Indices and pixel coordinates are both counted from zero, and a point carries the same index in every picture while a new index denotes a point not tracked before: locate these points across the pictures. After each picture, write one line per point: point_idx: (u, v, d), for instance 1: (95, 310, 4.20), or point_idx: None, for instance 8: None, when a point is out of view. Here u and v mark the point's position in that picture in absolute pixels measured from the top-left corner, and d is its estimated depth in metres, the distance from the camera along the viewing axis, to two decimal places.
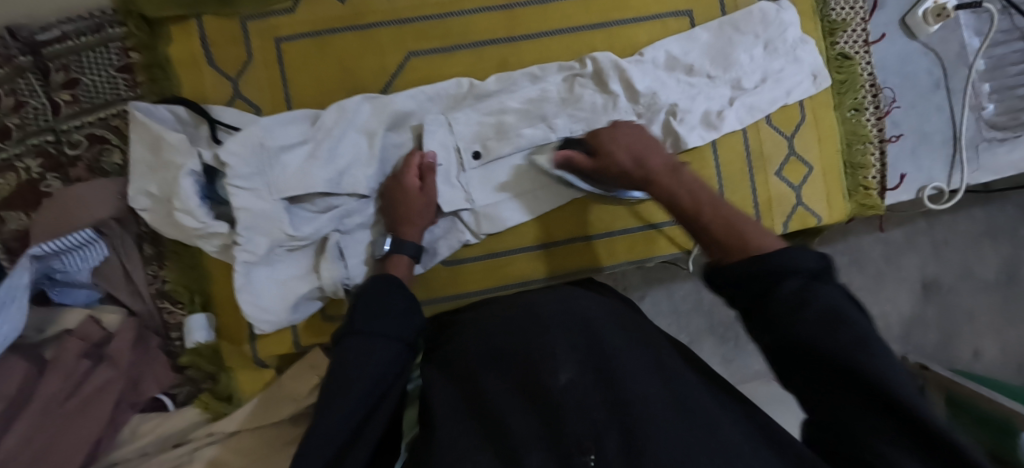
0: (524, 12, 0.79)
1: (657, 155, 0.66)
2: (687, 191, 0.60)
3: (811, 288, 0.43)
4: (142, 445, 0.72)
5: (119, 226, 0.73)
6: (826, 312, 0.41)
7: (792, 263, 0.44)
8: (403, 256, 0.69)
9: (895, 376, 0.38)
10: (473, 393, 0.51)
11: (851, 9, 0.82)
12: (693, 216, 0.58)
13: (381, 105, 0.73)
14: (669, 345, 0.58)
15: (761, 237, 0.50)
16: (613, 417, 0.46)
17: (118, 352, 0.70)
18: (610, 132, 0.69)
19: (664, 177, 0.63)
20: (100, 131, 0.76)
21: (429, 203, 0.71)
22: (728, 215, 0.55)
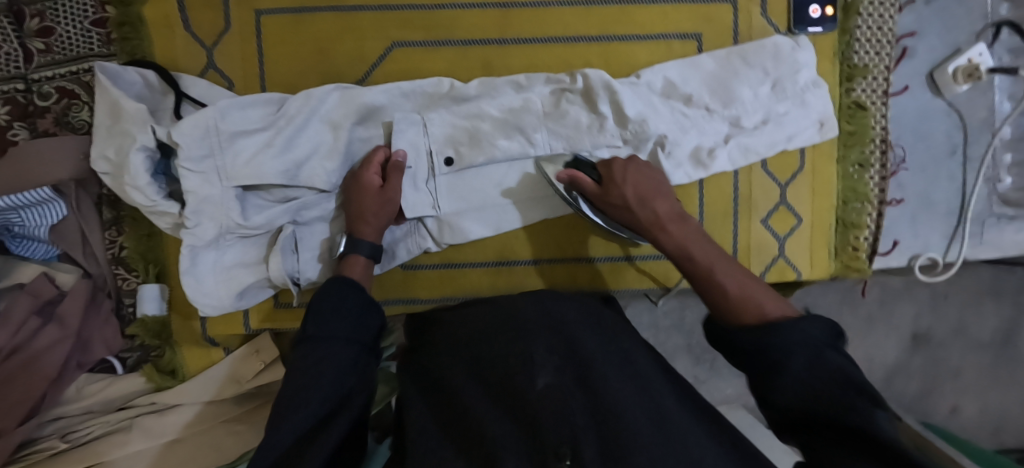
0: (519, 15, 0.75)
1: (667, 199, 0.66)
2: (695, 245, 0.61)
3: (816, 356, 0.44)
4: (87, 404, 0.74)
5: (78, 187, 0.73)
6: (837, 382, 0.42)
7: (802, 335, 0.45)
8: (361, 258, 0.64)
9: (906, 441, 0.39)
10: (457, 400, 0.52)
11: (876, 55, 0.76)
12: (704, 272, 0.59)
13: (350, 96, 0.70)
14: (642, 351, 0.60)
15: (777, 303, 0.53)
16: (595, 421, 0.47)
17: (70, 312, 0.71)
18: (623, 164, 0.67)
19: (674, 226, 0.63)
20: (71, 86, 0.74)
21: (388, 204, 0.67)
22: (736, 273, 0.57)
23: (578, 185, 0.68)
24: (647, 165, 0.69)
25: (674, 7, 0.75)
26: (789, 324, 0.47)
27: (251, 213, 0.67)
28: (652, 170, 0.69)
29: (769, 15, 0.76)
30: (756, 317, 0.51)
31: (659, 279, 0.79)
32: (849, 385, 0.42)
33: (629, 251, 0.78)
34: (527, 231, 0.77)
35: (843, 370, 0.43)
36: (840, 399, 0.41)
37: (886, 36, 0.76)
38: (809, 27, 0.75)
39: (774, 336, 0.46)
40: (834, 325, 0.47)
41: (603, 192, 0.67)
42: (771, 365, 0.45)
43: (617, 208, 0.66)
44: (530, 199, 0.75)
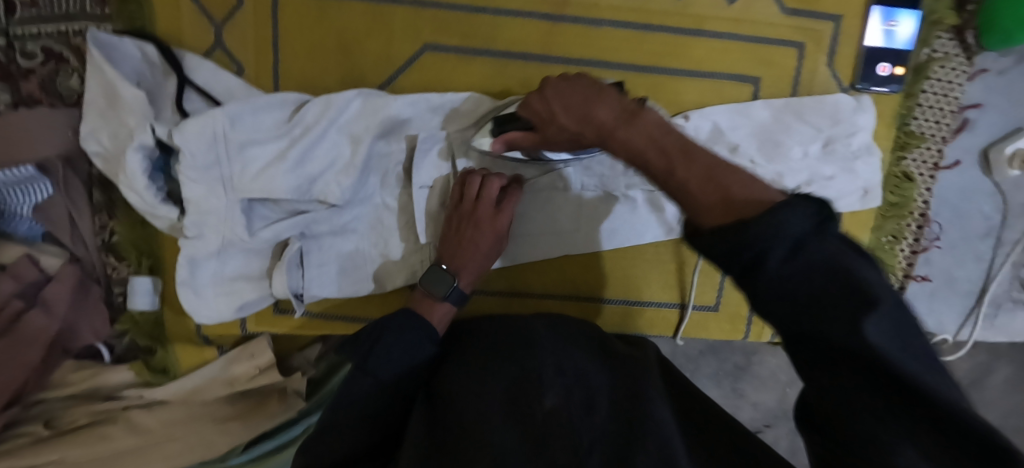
0: (567, 30, 0.67)
1: (608, 100, 0.50)
2: (654, 136, 0.44)
3: (805, 250, 0.32)
4: (72, 392, 0.72)
5: (68, 166, 0.66)
6: (824, 281, 0.31)
7: (776, 228, 0.32)
8: (447, 304, 0.61)
9: (914, 359, 0.30)
10: (452, 413, 0.47)
11: (935, 125, 0.72)
12: (661, 170, 0.43)
13: (375, 106, 0.64)
14: (657, 368, 0.56)
15: (755, 193, 0.36)
16: (606, 441, 0.44)
17: (54, 298, 0.67)
18: (540, 95, 0.55)
19: (622, 125, 0.47)
20: (58, 48, 0.65)
21: (494, 236, 0.63)
22: (699, 164, 0.41)
23: (518, 146, 0.61)
24: (578, 76, 0.54)
25: (736, 45, 0.69)
26: (765, 220, 0.32)
27: (257, 225, 0.62)
28: (591, 79, 0.53)
29: (835, 67, 0.71)
30: (731, 223, 0.35)
31: (670, 326, 0.77)
32: (841, 284, 0.31)
33: (645, 295, 0.75)
34: (542, 265, 0.74)
35: (832, 260, 0.31)
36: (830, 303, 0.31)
37: (950, 105, 0.72)
38: (874, 87, 0.70)
39: (754, 245, 0.32)
40: (830, 204, 0.33)
41: (543, 137, 0.58)
42: (750, 266, 0.33)
43: (568, 142, 0.56)
44: (549, 233, 0.70)
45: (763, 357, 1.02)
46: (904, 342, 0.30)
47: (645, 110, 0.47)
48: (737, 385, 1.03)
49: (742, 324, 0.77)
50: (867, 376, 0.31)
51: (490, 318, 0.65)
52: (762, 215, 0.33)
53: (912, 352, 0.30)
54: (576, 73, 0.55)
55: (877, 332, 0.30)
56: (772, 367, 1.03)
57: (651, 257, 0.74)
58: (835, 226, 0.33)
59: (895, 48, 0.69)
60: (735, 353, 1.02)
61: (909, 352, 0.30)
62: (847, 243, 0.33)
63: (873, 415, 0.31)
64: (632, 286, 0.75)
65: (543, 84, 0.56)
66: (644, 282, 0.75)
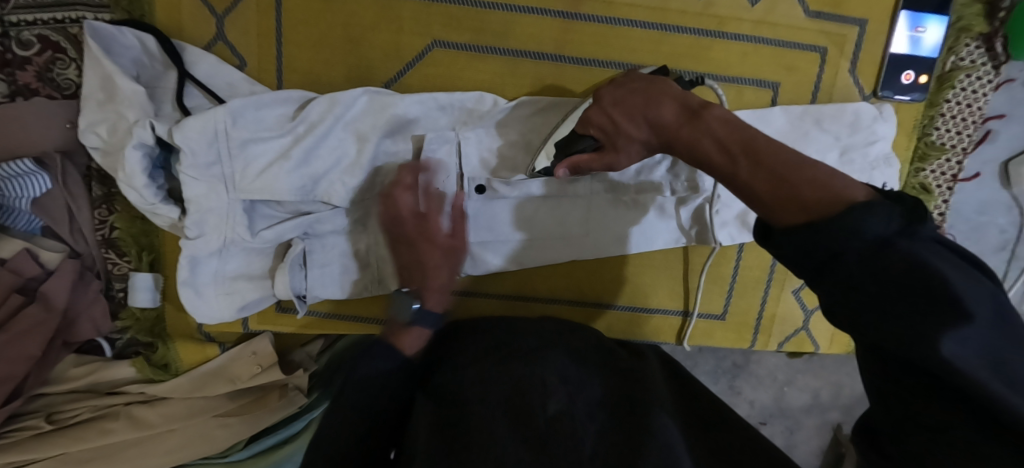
0: (582, 29, 0.65)
1: (670, 100, 0.49)
2: (716, 137, 0.44)
3: (890, 249, 0.32)
4: (73, 387, 0.71)
5: (66, 158, 0.65)
6: (903, 287, 0.31)
7: (856, 226, 0.32)
8: (418, 329, 0.51)
9: (999, 375, 0.29)
10: (462, 413, 0.46)
11: (957, 135, 0.70)
12: (727, 172, 0.43)
13: (381, 104, 0.62)
14: (659, 378, 0.55)
15: (829, 189, 0.36)
16: (607, 453, 0.42)
17: (54, 291, 0.66)
18: (599, 106, 0.53)
19: (684, 128, 0.46)
20: (55, 36, 0.63)
21: (453, 257, 0.57)
22: (772, 161, 0.40)
23: (585, 169, 0.55)
24: (633, 80, 0.53)
25: (756, 49, 0.66)
26: (843, 216, 0.33)
27: (259, 225, 0.61)
28: (645, 79, 0.53)
29: (857, 73, 0.68)
30: (800, 222, 0.36)
31: (675, 333, 0.76)
32: (920, 292, 0.31)
33: (652, 302, 0.74)
34: (549, 269, 0.73)
35: (919, 265, 0.31)
36: (912, 306, 0.31)
37: (973, 116, 0.69)
38: (896, 95, 0.68)
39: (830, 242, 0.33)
40: (914, 206, 0.33)
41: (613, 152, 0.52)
42: (824, 262, 0.34)
43: (640, 152, 0.51)
44: (557, 237, 0.69)
45: (762, 357, 1.02)
46: (993, 360, 0.29)
47: (712, 105, 0.46)
48: (735, 384, 1.03)
49: (748, 333, 0.77)
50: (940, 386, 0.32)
51: (493, 321, 0.63)
52: (837, 215, 0.34)
53: (993, 355, 0.30)
54: (625, 77, 0.54)
55: (955, 346, 0.29)
56: (770, 366, 1.02)
57: (659, 264, 0.73)
58: (927, 227, 0.33)
59: (922, 54, 0.67)
60: (733, 352, 1.02)
61: (994, 362, 0.30)
62: (940, 245, 0.33)
63: (937, 407, 0.32)
64: (639, 292, 0.74)
65: (598, 93, 0.55)
66: (651, 288, 0.74)
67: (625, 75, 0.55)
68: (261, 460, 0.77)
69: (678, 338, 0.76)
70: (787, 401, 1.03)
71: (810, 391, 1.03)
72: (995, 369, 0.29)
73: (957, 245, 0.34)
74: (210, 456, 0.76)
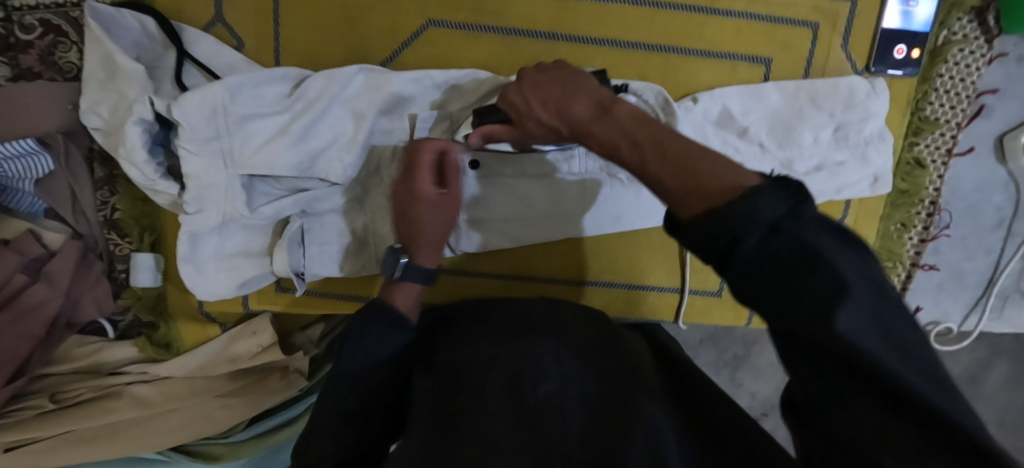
0: (576, 7, 0.66)
1: (585, 94, 0.47)
2: (628, 134, 0.41)
3: (780, 234, 0.30)
4: (77, 367, 0.73)
5: (68, 139, 0.66)
6: (801, 273, 0.29)
7: (749, 210, 0.30)
8: (409, 285, 0.52)
9: (893, 349, 0.28)
10: (455, 388, 0.47)
11: (951, 110, 0.70)
12: (634, 170, 0.40)
13: (378, 82, 0.63)
14: (647, 359, 0.54)
15: (722, 174, 0.34)
16: (596, 437, 0.42)
17: (58, 271, 0.67)
18: (518, 87, 0.53)
19: (598, 123, 0.44)
20: (56, 20, 0.64)
21: (446, 224, 0.57)
22: (673, 156, 0.37)
23: (497, 139, 0.57)
24: (553, 68, 0.53)
25: (749, 25, 0.67)
26: (738, 206, 0.30)
27: (258, 201, 0.62)
28: (568, 69, 0.52)
29: (849, 48, 0.69)
30: (699, 213, 0.33)
31: (671, 313, 0.77)
32: (810, 273, 0.29)
33: (648, 280, 0.75)
34: (547, 248, 0.73)
35: (806, 250, 0.29)
36: (812, 291, 0.29)
37: (968, 90, 0.70)
38: (889, 70, 0.68)
39: (733, 231, 0.30)
40: (803, 185, 0.31)
41: (523, 132, 0.54)
42: (725, 255, 0.32)
43: (549, 137, 0.52)
44: (554, 215, 0.69)
45: (762, 347, 1.02)
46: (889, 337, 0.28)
47: (621, 101, 0.45)
48: (736, 374, 1.03)
49: (746, 310, 0.77)
50: (837, 363, 0.29)
51: (492, 302, 0.62)
52: (729, 202, 0.31)
53: (891, 337, 0.28)
54: (551, 64, 0.54)
55: (848, 322, 0.27)
56: (771, 357, 1.02)
57: (656, 243, 0.74)
58: (811, 210, 0.31)
59: (913, 29, 0.67)
60: (734, 343, 1.02)
61: (894, 343, 0.28)
62: (826, 228, 0.32)
63: (855, 413, 0.29)
64: (635, 271, 0.74)
65: (522, 74, 0.54)
66: (647, 267, 0.74)
67: (554, 62, 0.54)
68: (262, 443, 0.77)
69: (675, 316, 0.77)
70: None
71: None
72: (899, 359, 0.27)
73: (838, 224, 0.33)
74: (211, 437, 0.76)
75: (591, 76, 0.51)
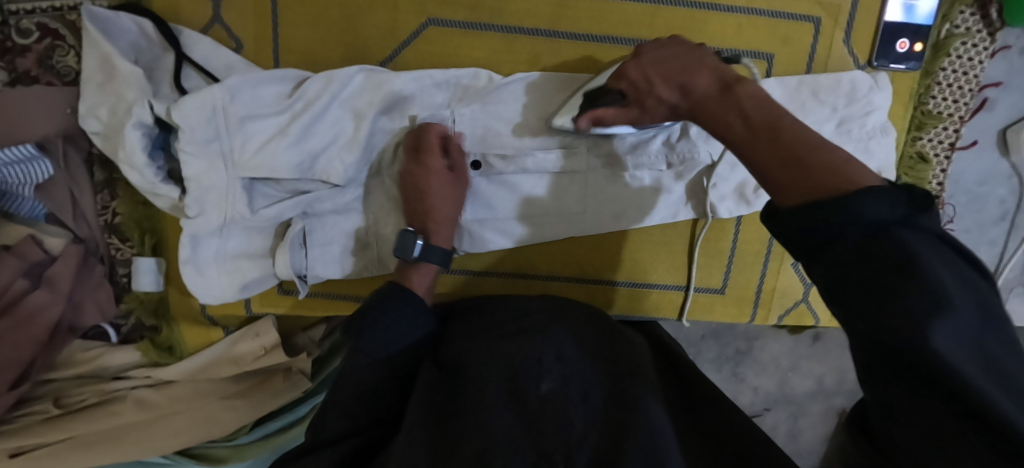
0: (576, 4, 0.65)
1: (706, 70, 0.49)
2: (740, 112, 0.44)
3: (886, 236, 0.32)
4: (80, 372, 0.73)
5: (67, 143, 0.65)
6: (900, 273, 0.31)
7: (861, 209, 0.33)
8: (425, 265, 0.60)
9: (977, 365, 0.28)
10: (458, 390, 0.46)
11: (954, 103, 0.70)
12: (742, 142, 0.43)
13: (376, 81, 0.63)
14: (651, 363, 0.54)
15: (842, 176, 0.36)
16: (597, 434, 0.41)
17: (59, 276, 0.67)
18: (637, 63, 0.54)
19: (710, 103, 0.47)
20: (53, 23, 0.63)
21: (456, 201, 0.64)
22: (794, 140, 0.40)
23: (607, 123, 0.56)
24: (675, 47, 0.54)
25: (750, 20, 0.67)
26: (842, 201, 0.33)
27: (259, 203, 0.61)
28: (685, 46, 0.54)
29: (852, 43, 0.68)
30: (806, 203, 0.36)
31: (673, 310, 0.77)
32: (910, 280, 0.30)
33: (650, 277, 0.75)
34: (549, 246, 0.73)
35: (907, 256, 0.31)
36: (907, 290, 0.30)
37: (970, 83, 0.69)
38: (892, 64, 0.68)
39: (829, 224, 0.34)
40: (926, 197, 0.33)
41: (638, 109, 0.54)
42: (819, 246, 0.35)
43: (665, 117, 0.52)
44: (556, 214, 0.69)
45: (765, 342, 1.01)
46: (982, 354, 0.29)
47: (747, 80, 0.46)
48: (738, 369, 1.02)
49: (748, 307, 0.77)
50: (913, 371, 0.29)
51: (495, 299, 0.62)
52: (841, 197, 0.34)
53: (977, 349, 0.29)
54: (671, 43, 0.55)
55: (945, 334, 0.28)
56: (773, 352, 1.02)
57: (659, 240, 0.74)
58: (931, 219, 0.33)
59: (916, 22, 0.66)
60: (736, 338, 1.01)
61: (981, 357, 0.29)
62: (939, 241, 0.33)
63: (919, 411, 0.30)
64: (636, 269, 0.74)
65: (638, 51, 0.56)
66: (649, 264, 0.74)
67: (668, 39, 0.56)
68: (266, 444, 0.77)
69: (677, 314, 0.77)
70: (790, 386, 1.03)
71: (814, 377, 1.02)
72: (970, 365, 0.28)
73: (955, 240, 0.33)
74: (216, 439, 0.76)
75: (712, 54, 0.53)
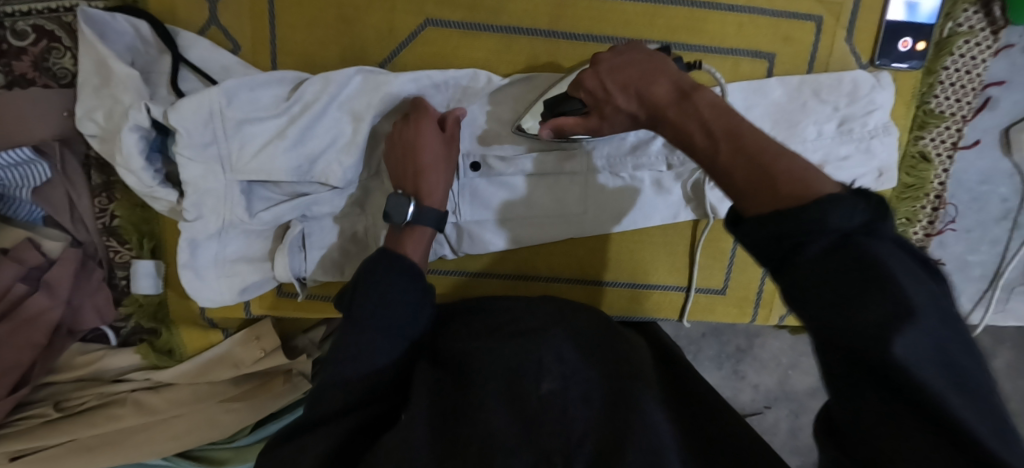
0: (576, 4, 0.65)
1: (664, 77, 0.48)
2: (703, 122, 0.43)
3: (848, 245, 0.31)
4: (79, 375, 0.72)
5: (64, 146, 0.65)
6: (865, 284, 0.30)
7: (823, 217, 0.32)
8: (418, 229, 0.58)
9: (945, 378, 0.28)
10: (461, 387, 0.46)
11: (956, 102, 0.70)
12: (706, 154, 0.42)
13: (375, 82, 0.62)
14: (647, 359, 0.54)
15: (797, 194, 0.34)
16: (598, 434, 0.41)
17: (57, 279, 0.66)
18: (594, 71, 0.53)
19: (672, 109, 0.45)
20: (49, 25, 0.63)
21: (449, 168, 0.61)
22: (754, 148, 0.39)
23: (569, 131, 0.56)
24: (632, 53, 0.53)
25: (751, 19, 0.66)
26: (806, 216, 0.32)
27: (258, 207, 0.61)
28: (642, 53, 0.53)
29: (854, 42, 0.68)
30: (765, 211, 0.36)
31: (676, 311, 0.76)
32: (877, 293, 0.30)
33: (651, 278, 0.74)
34: (549, 247, 0.73)
35: (873, 265, 0.30)
36: (873, 302, 0.29)
37: (973, 82, 0.69)
38: (893, 63, 0.67)
39: (795, 239, 0.33)
40: (880, 200, 0.33)
41: (598, 118, 0.53)
42: (781, 258, 0.34)
43: (626, 125, 0.52)
44: (556, 215, 0.69)
45: (766, 339, 1.01)
46: (946, 363, 0.28)
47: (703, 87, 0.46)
48: (739, 367, 1.02)
49: (750, 307, 0.77)
50: (887, 383, 0.29)
51: (495, 299, 0.62)
52: (807, 205, 0.33)
53: (945, 360, 0.28)
54: (624, 49, 0.54)
55: (907, 347, 0.28)
56: (773, 350, 1.02)
57: (660, 240, 0.73)
58: (888, 227, 0.33)
59: (918, 21, 0.66)
60: (736, 336, 1.01)
61: (949, 371, 0.28)
62: (900, 248, 0.33)
63: (888, 414, 0.30)
64: (638, 270, 0.74)
65: (596, 58, 0.55)
66: (651, 266, 0.74)
67: (625, 46, 0.55)
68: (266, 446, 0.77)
69: (680, 315, 0.76)
70: (791, 384, 1.03)
71: (814, 375, 1.02)
72: (942, 373, 0.28)
73: (920, 249, 0.33)
74: (217, 442, 0.76)
75: (670, 59, 0.52)
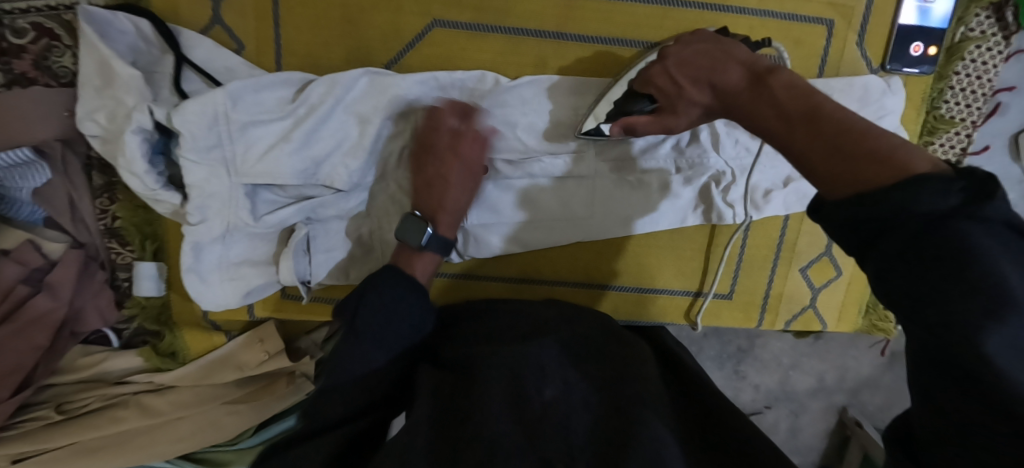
0: (585, 5, 0.64)
1: (735, 65, 0.50)
2: (778, 105, 0.44)
3: (943, 225, 0.29)
4: (82, 377, 0.72)
5: (65, 146, 0.64)
6: (955, 271, 0.28)
7: (925, 201, 0.30)
8: (429, 254, 0.59)
9: None
10: (463, 386, 0.45)
11: (967, 108, 0.69)
12: (782, 136, 0.43)
13: (382, 84, 0.61)
14: (648, 355, 0.53)
15: (890, 166, 0.33)
16: (597, 440, 0.41)
17: (60, 281, 0.66)
18: (663, 67, 0.56)
19: (744, 96, 0.47)
20: (49, 23, 0.62)
21: (464, 189, 0.61)
22: (834, 126, 0.39)
23: (638, 130, 0.56)
24: (700, 42, 0.55)
25: (761, 22, 0.65)
26: (898, 192, 0.31)
27: (261, 210, 0.60)
28: (712, 42, 0.54)
29: (865, 45, 0.67)
30: (846, 195, 0.35)
31: (681, 316, 0.76)
32: (969, 282, 0.28)
33: (658, 283, 0.74)
34: (555, 251, 0.72)
35: (959, 254, 0.28)
36: (966, 288, 0.28)
37: (983, 88, 0.68)
38: (904, 68, 0.67)
39: (869, 215, 0.32)
40: (987, 179, 0.29)
41: (667, 111, 0.55)
42: (864, 242, 0.33)
43: (696, 120, 0.54)
44: (563, 218, 0.68)
45: (767, 340, 1.01)
46: None
47: (776, 69, 0.47)
48: (740, 367, 1.02)
49: (756, 312, 0.77)
50: (962, 375, 0.28)
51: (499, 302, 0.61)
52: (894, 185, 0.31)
53: None
54: (696, 38, 0.56)
55: (1000, 342, 0.27)
56: (775, 350, 1.01)
57: (666, 244, 0.73)
58: (998, 207, 0.29)
59: (930, 26, 0.65)
60: (738, 336, 1.01)
61: None
62: (1006, 228, 0.29)
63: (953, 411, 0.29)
64: (644, 274, 0.74)
65: (664, 53, 0.57)
66: (657, 270, 0.74)
67: (692, 35, 0.57)
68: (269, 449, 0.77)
69: (685, 320, 0.76)
70: (791, 384, 1.03)
71: (815, 374, 1.02)
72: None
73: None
74: (220, 443, 0.76)
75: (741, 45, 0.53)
